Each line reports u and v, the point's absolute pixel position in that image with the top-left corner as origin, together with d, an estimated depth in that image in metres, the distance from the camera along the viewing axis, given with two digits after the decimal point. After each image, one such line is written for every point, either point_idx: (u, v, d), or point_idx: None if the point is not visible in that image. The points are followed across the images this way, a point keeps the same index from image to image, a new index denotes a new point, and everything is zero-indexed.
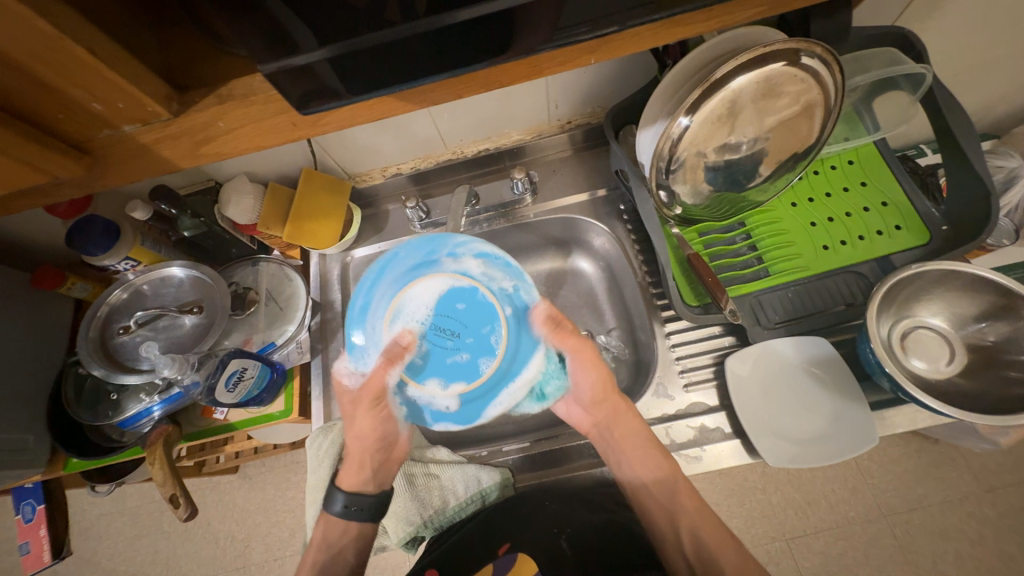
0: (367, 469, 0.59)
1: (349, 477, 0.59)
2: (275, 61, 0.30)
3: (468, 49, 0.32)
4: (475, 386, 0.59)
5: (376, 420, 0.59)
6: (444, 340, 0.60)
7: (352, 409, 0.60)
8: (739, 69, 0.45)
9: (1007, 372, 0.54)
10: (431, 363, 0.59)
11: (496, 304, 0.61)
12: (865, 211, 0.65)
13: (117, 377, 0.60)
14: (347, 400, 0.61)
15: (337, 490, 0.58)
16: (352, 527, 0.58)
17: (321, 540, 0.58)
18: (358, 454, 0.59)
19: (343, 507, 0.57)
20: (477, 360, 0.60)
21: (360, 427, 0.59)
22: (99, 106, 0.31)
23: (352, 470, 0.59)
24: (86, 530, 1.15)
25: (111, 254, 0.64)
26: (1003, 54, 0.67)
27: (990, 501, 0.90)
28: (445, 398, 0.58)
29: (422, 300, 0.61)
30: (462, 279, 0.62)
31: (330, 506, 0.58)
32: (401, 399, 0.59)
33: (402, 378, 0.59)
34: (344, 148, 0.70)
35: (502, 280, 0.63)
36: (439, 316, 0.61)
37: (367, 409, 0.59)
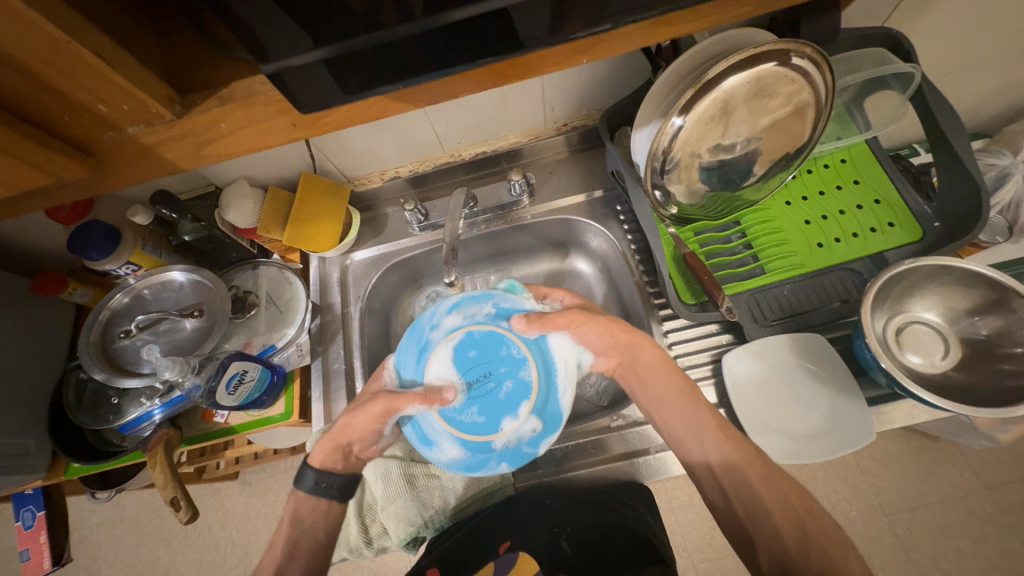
0: (340, 450, 0.58)
1: (320, 454, 0.58)
2: (275, 61, 0.31)
3: (463, 50, 0.33)
4: (537, 397, 0.55)
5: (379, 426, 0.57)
6: (488, 381, 0.57)
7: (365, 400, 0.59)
8: (731, 70, 0.46)
9: (1001, 365, 0.55)
10: (492, 412, 0.56)
11: (493, 328, 0.58)
12: (859, 208, 0.66)
13: (119, 380, 0.60)
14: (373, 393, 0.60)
15: (307, 466, 0.58)
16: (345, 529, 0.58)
17: (291, 514, 0.57)
18: (343, 436, 0.58)
19: (315, 483, 0.58)
20: (520, 377, 0.56)
21: (359, 422, 0.57)
22: (102, 108, 0.32)
23: (323, 448, 0.58)
24: (86, 537, 1.15)
25: (112, 259, 0.64)
26: (991, 54, 0.68)
27: (990, 498, 0.91)
28: (526, 426, 0.55)
29: (442, 365, 0.57)
30: (456, 333, 0.58)
31: (301, 483, 0.58)
32: (499, 457, 0.54)
33: (483, 440, 0.54)
34: (343, 151, 0.70)
35: (482, 309, 0.60)
36: (466, 367, 0.57)
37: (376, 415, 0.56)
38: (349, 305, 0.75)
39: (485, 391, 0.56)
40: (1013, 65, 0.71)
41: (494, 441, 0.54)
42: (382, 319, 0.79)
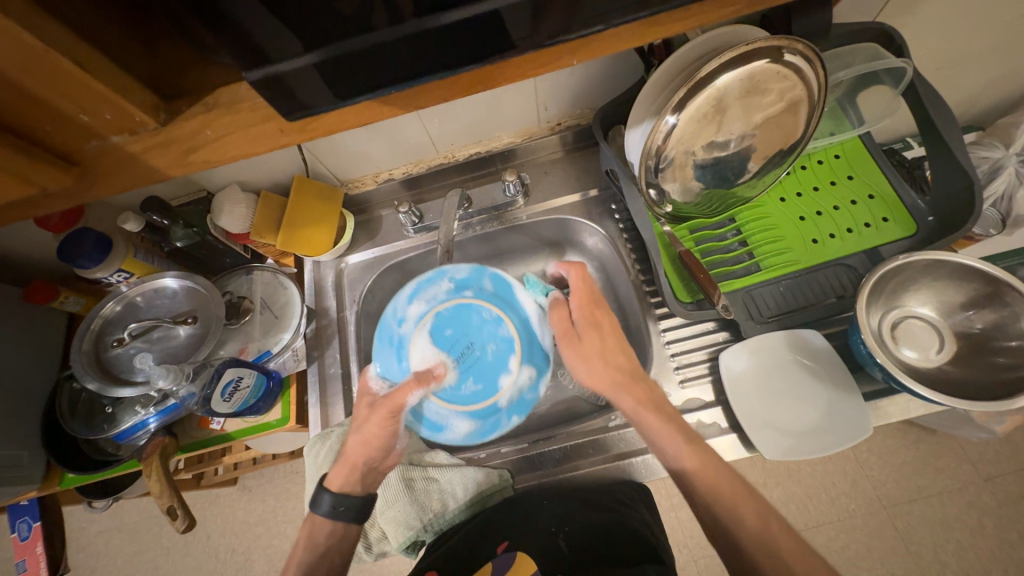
0: (357, 471, 0.55)
1: (338, 477, 0.55)
2: (261, 66, 0.30)
3: (453, 51, 0.33)
4: (520, 349, 0.64)
5: (390, 431, 0.56)
6: (472, 351, 0.64)
7: (365, 415, 0.57)
8: (724, 67, 0.46)
9: (996, 358, 0.55)
10: (483, 376, 0.63)
11: (460, 301, 0.66)
12: (853, 204, 0.66)
13: (112, 390, 0.60)
14: (367, 402, 0.59)
15: (321, 488, 0.55)
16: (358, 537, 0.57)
17: (305, 538, 0.54)
18: (356, 459, 0.55)
19: (331, 505, 0.54)
20: (499, 337, 0.64)
21: (369, 436, 0.55)
22: (85, 117, 0.32)
23: (340, 470, 0.55)
24: (84, 546, 1.14)
25: (103, 267, 0.64)
26: (983, 47, 0.68)
27: (988, 490, 0.91)
28: (522, 375, 0.63)
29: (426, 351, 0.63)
30: (427, 318, 0.66)
31: (317, 507, 0.54)
32: (509, 412, 0.62)
33: (489, 403, 0.62)
34: (335, 154, 0.70)
35: (441, 288, 0.67)
36: (449, 347, 0.64)
37: (383, 420, 0.56)
38: (345, 309, 0.75)
39: (470, 362, 0.63)
40: (1005, 58, 0.71)
41: (498, 400, 0.62)
42: (378, 322, 0.78)
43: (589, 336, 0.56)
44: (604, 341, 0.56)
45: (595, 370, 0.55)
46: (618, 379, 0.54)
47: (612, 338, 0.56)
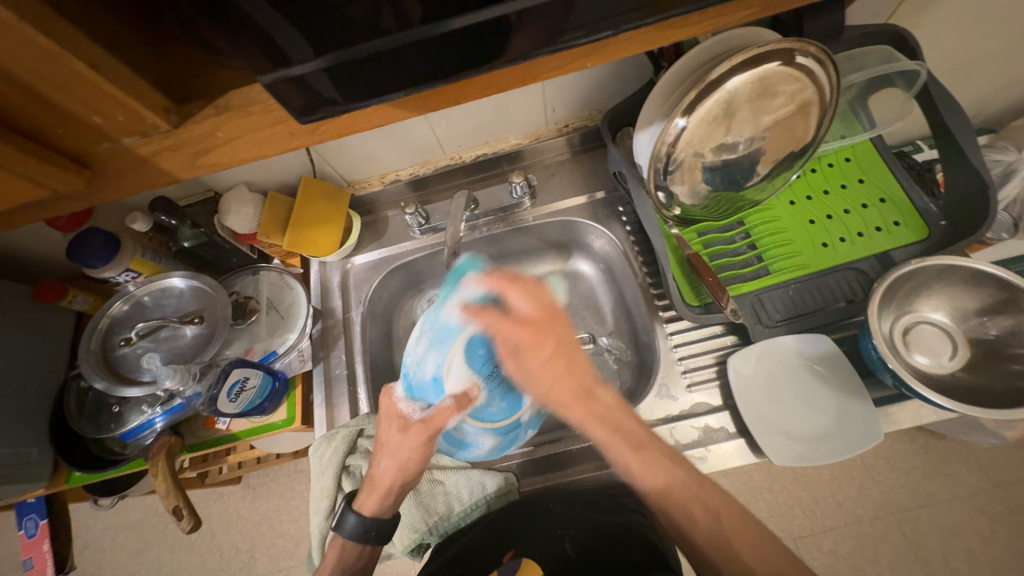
0: (392, 494, 0.56)
1: (370, 502, 0.56)
2: (274, 70, 0.30)
3: (464, 54, 0.33)
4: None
5: (427, 450, 0.56)
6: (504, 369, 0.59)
7: (397, 439, 0.56)
8: (735, 69, 0.46)
9: (1010, 366, 0.54)
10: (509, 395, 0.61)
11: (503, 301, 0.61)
12: (864, 207, 0.65)
13: (120, 389, 0.60)
14: (397, 424, 0.56)
15: (349, 509, 0.55)
16: (368, 546, 0.56)
17: (337, 554, 0.56)
18: (389, 481, 0.55)
19: (359, 529, 0.54)
20: None
21: (405, 461, 0.55)
22: (98, 119, 0.32)
23: (371, 494, 0.56)
24: (90, 543, 1.15)
25: (112, 266, 0.64)
26: (997, 50, 0.67)
27: (997, 496, 0.90)
28: None
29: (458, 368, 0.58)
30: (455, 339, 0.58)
31: (341, 530, 0.55)
32: (527, 427, 0.63)
33: (512, 420, 0.61)
34: (342, 155, 0.70)
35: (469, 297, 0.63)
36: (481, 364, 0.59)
37: (418, 444, 0.55)
38: (351, 309, 0.75)
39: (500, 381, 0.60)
40: (1019, 60, 0.70)
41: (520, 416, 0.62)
42: (384, 323, 0.78)
43: (533, 361, 0.54)
44: (540, 363, 0.54)
45: (542, 392, 0.54)
46: (563, 396, 0.53)
47: (547, 359, 0.54)
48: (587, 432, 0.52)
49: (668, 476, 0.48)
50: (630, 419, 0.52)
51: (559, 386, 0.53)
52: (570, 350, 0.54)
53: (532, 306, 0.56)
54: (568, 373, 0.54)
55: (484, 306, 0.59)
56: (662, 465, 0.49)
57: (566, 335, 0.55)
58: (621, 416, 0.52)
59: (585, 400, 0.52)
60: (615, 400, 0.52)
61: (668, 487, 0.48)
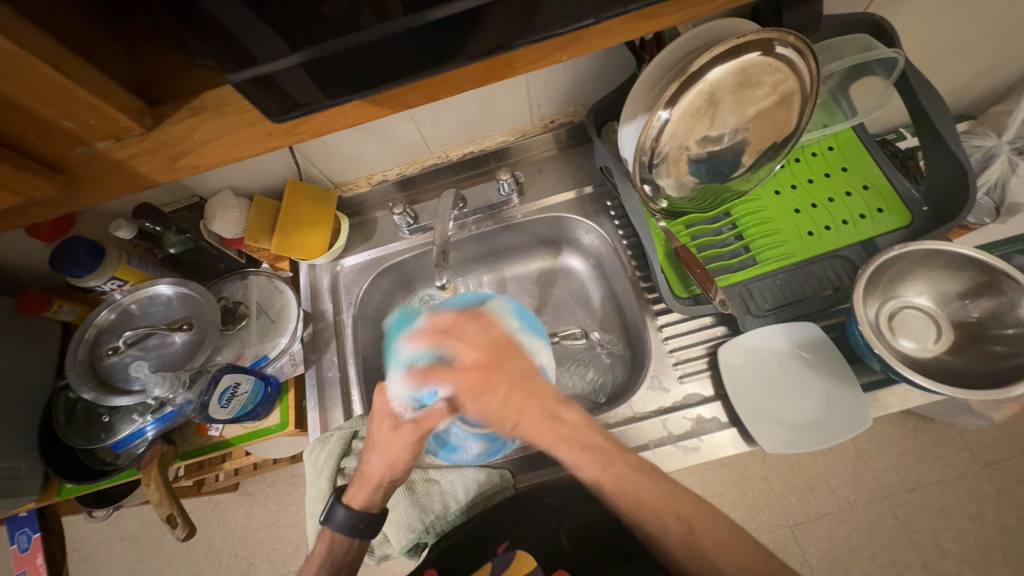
0: (382, 489, 0.56)
1: (359, 495, 0.56)
2: (246, 69, 0.30)
3: (442, 49, 0.33)
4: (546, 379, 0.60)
5: (417, 450, 0.56)
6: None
7: (388, 438, 0.56)
8: (716, 60, 0.46)
9: (994, 347, 0.55)
10: None
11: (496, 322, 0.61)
12: (848, 195, 0.66)
13: (108, 399, 0.59)
14: (388, 423, 0.56)
15: (339, 503, 0.55)
16: (357, 542, 0.56)
17: (323, 553, 0.55)
18: (378, 477, 0.55)
19: (348, 522, 0.54)
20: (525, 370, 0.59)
21: (394, 458, 0.55)
22: (69, 123, 0.31)
23: (361, 487, 0.56)
24: (85, 556, 1.14)
25: (96, 275, 0.63)
26: (974, 36, 0.68)
27: (986, 476, 0.91)
28: None
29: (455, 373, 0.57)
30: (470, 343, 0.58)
31: (330, 521, 0.55)
32: (516, 436, 0.60)
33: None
34: (328, 157, 0.69)
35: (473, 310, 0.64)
36: (478, 369, 0.58)
37: (408, 444, 0.55)
38: (342, 312, 0.74)
39: None
40: (996, 47, 0.71)
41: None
42: (375, 324, 0.78)
43: (489, 402, 0.55)
44: (498, 402, 0.55)
45: (508, 426, 0.55)
46: (530, 426, 0.54)
47: (508, 390, 0.55)
48: (559, 455, 0.53)
49: (636, 484, 0.49)
50: (597, 435, 0.53)
51: (516, 412, 0.55)
52: (524, 380, 0.56)
53: (480, 338, 0.59)
54: (529, 399, 0.55)
55: (432, 365, 0.58)
56: (623, 463, 0.50)
57: (516, 368, 0.57)
58: (588, 434, 0.52)
59: (545, 419, 0.54)
60: (579, 418, 0.54)
61: (635, 492, 0.49)
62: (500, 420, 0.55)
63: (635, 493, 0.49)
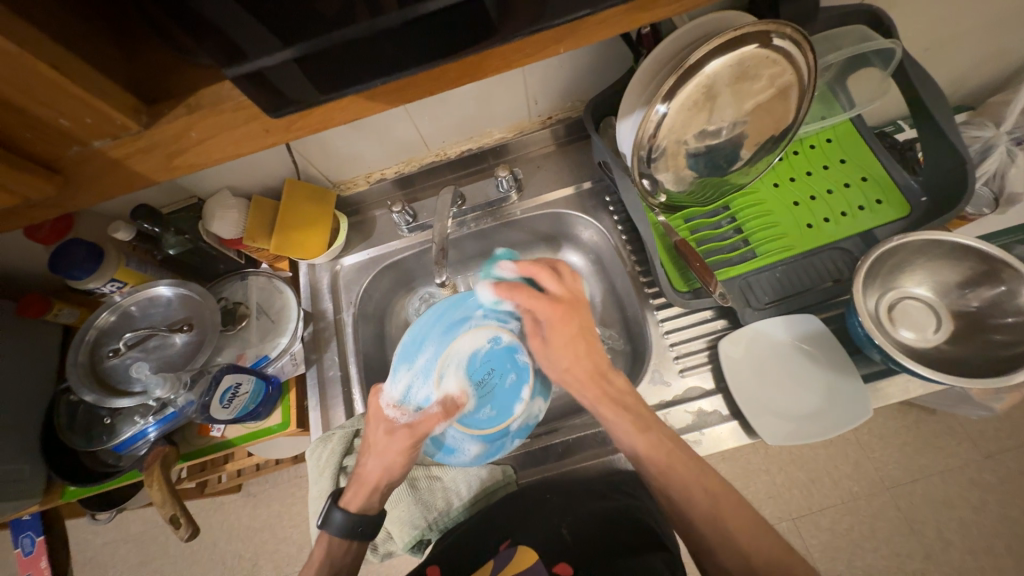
0: (378, 491, 0.58)
1: (356, 499, 0.57)
2: (240, 63, 0.30)
3: (439, 42, 0.33)
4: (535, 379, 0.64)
5: (412, 456, 0.59)
6: (493, 379, 0.64)
7: (384, 441, 0.59)
8: (713, 53, 0.46)
9: (993, 336, 0.55)
10: (496, 404, 0.63)
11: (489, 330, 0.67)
12: (846, 187, 0.66)
13: (111, 401, 0.60)
14: (385, 426, 0.60)
15: (335, 506, 0.56)
16: (357, 543, 0.56)
17: (323, 554, 0.56)
18: (374, 482, 0.57)
19: (345, 526, 0.55)
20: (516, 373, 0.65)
21: (391, 461, 0.58)
22: (65, 122, 0.31)
23: (358, 491, 0.57)
24: (89, 560, 1.14)
25: (96, 277, 0.63)
26: (971, 26, 0.68)
27: (988, 467, 0.92)
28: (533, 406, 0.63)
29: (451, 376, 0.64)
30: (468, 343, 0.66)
31: (328, 526, 0.55)
32: (514, 436, 0.62)
33: (500, 428, 0.62)
34: (326, 155, 0.69)
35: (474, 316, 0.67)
36: (473, 374, 0.65)
37: (405, 445, 0.59)
38: (342, 311, 0.74)
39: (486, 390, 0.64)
40: (993, 37, 0.71)
41: (509, 425, 0.62)
42: (376, 323, 0.78)
43: (557, 339, 0.63)
44: (569, 334, 0.63)
45: (562, 370, 0.62)
46: (579, 375, 0.60)
47: (572, 338, 0.63)
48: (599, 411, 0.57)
49: (666, 453, 0.51)
50: (639, 404, 0.56)
51: (578, 366, 0.61)
52: (589, 335, 0.63)
53: (565, 287, 0.65)
54: (591, 352, 0.61)
55: (518, 284, 0.66)
56: (659, 433, 0.52)
57: (585, 321, 0.64)
58: (631, 399, 0.56)
59: (598, 375, 0.59)
60: (625, 384, 0.58)
61: (667, 460, 0.51)
62: (557, 361, 0.62)
63: (665, 463, 0.51)
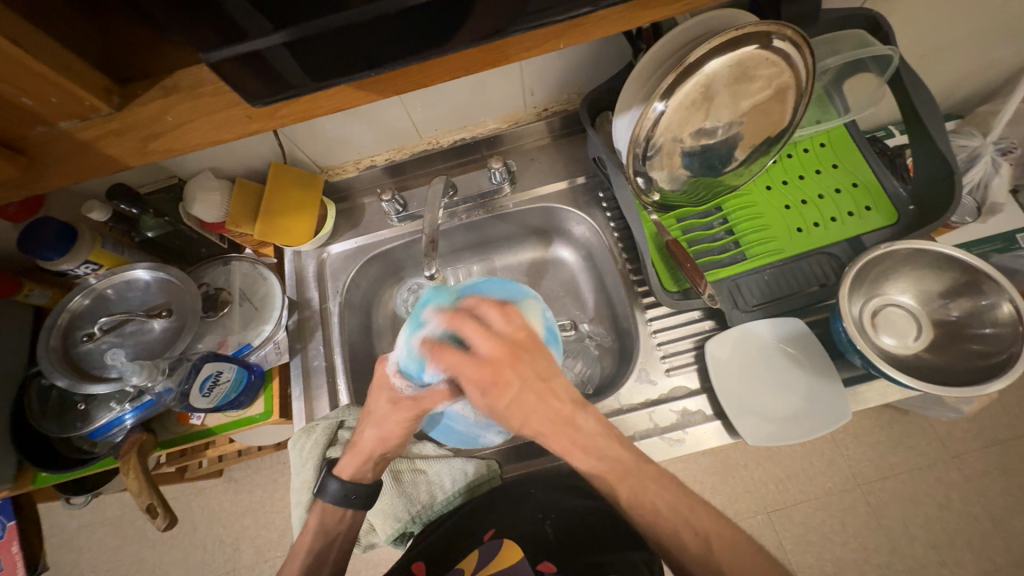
0: (371, 460, 0.56)
1: (349, 466, 0.56)
2: (229, 45, 0.28)
3: (435, 29, 0.31)
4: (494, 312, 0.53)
5: (410, 427, 0.56)
6: None
7: (385, 410, 0.55)
8: (713, 52, 0.45)
9: (970, 345, 0.56)
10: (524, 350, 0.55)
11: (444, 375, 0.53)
12: (837, 192, 0.66)
13: (84, 387, 0.58)
14: (387, 395, 0.56)
15: (330, 475, 0.56)
16: (350, 513, 0.56)
17: (316, 527, 0.56)
18: (368, 450, 0.56)
19: (340, 494, 0.55)
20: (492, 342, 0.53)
21: (389, 432, 0.55)
22: (28, 101, 0.30)
23: (352, 459, 0.56)
24: (65, 542, 1.12)
25: (68, 258, 0.60)
26: (967, 36, 0.68)
27: (955, 466, 0.95)
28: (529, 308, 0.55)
29: (488, 406, 0.58)
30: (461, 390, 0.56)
31: (324, 494, 0.56)
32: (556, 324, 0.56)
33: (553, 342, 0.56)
34: (315, 139, 0.67)
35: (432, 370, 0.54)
36: None
37: (406, 419, 0.55)
38: (328, 300, 0.73)
39: None
40: (987, 47, 0.71)
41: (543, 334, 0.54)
42: (362, 312, 0.77)
43: (495, 397, 0.50)
44: (508, 398, 0.50)
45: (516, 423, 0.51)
46: (539, 426, 0.50)
47: (519, 390, 0.50)
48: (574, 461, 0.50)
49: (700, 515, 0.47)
50: (614, 443, 0.50)
51: (517, 396, 0.50)
52: (540, 380, 0.50)
53: (500, 337, 0.51)
54: (545, 400, 0.50)
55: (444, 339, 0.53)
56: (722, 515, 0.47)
57: (536, 367, 0.50)
58: (604, 442, 0.50)
59: (563, 425, 0.50)
60: (595, 424, 0.50)
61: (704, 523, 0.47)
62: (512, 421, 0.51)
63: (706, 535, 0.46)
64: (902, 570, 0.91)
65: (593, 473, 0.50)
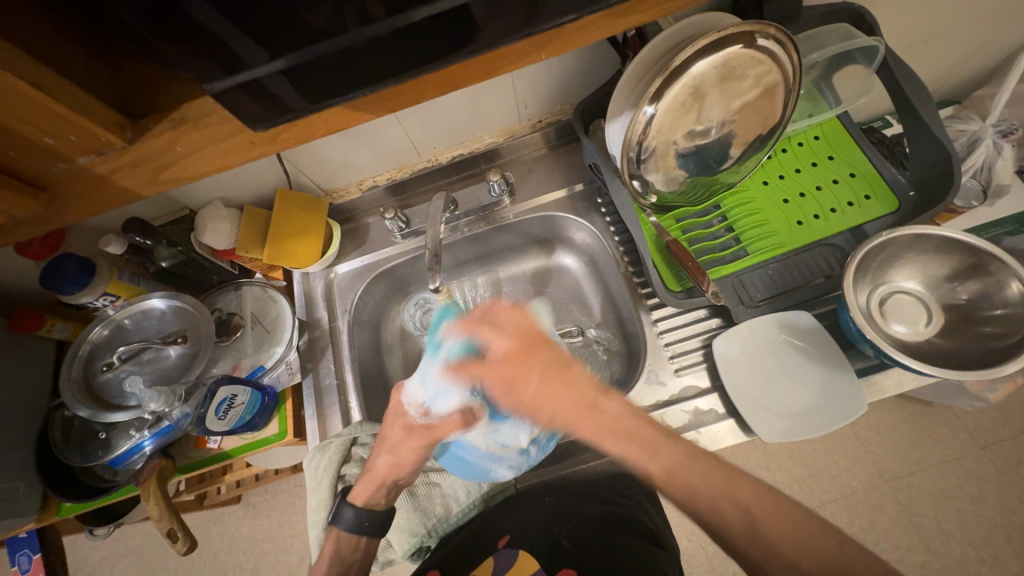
0: (385, 486, 0.57)
1: (363, 492, 0.57)
2: (231, 75, 0.30)
3: (424, 47, 0.33)
4: None
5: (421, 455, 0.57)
6: None
7: (401, 436, 0.57)
8: (699, 54, 0.46)
9: (982, 328, 0.56)
10: None
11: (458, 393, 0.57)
12: (835, 183, 0.66)
13: (105, 416, 0.59)
14: (401, 422, 0.58)
15: (345, 503, 0.56)
16: (364, 541, 0.56)
17: (333, 552, 0.56)
18: (382, 475, 0.57)
19: (355, 520, 0.55)
20: None
21: (401, 459, 0.57)
22: (49, 140, 0.32)
23: (366, 484, 0.57)
24: (90, 575, 1.13)
25: (87, 292, 0.63)
26: (954, 22, 0.69)
27: (985, 457, 0.92)
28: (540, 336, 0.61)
29: (499, 432, 0.57)
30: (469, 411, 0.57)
31: (339, 521, 0.56)
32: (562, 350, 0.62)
33: None
34: (318, 163, 0.69)
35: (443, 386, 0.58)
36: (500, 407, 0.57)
37: (418, 446, 0.57)
38: (337, 319, 0.74)
39: None
40: (976, 32, 0.72)
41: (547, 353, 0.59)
42: (371, 329, 0.78)
43: (523, 388, 0.50)
44: (530, 391, 0.50)
45: (545, 416, 0.49)
46: (565, 415, 0.48)
47: (539, 377, 0.49)
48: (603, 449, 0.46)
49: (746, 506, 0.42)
50: (642, 423, 0.46)
51: (539, 390, 0.49)
52: (557, 370, 0.49)
53: (513, 329, 0.54)
54: (564, 387, 0.48)
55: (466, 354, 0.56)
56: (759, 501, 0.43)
57: (551, 356, 0.51)
58: (632, 423, 0.46)
59: (586, 411, 0.47)
60: (621, 407, 0.47)
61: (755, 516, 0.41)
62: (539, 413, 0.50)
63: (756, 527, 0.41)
64: (938, 568, 0.88)
65: (627, 461, 0.45)
